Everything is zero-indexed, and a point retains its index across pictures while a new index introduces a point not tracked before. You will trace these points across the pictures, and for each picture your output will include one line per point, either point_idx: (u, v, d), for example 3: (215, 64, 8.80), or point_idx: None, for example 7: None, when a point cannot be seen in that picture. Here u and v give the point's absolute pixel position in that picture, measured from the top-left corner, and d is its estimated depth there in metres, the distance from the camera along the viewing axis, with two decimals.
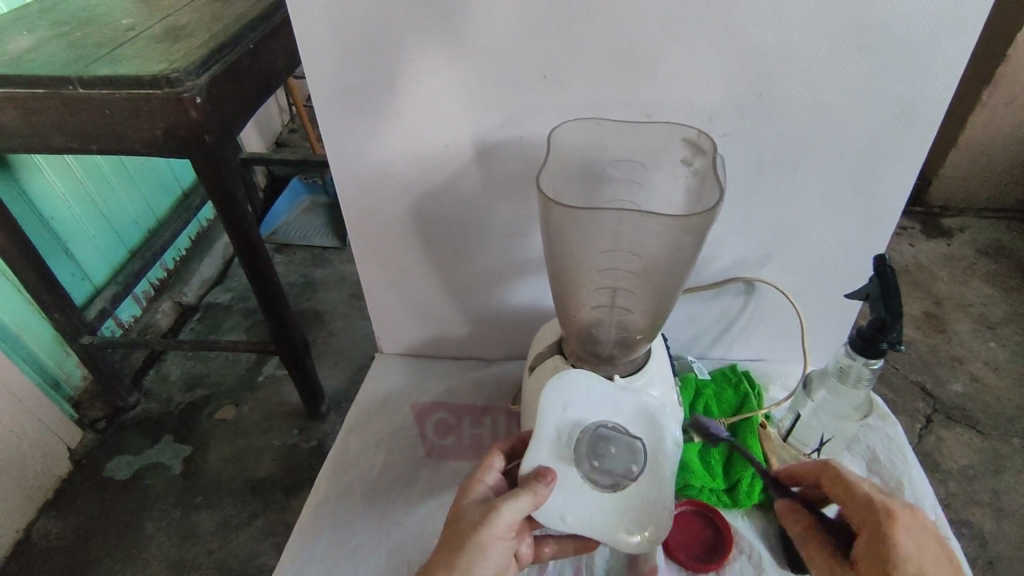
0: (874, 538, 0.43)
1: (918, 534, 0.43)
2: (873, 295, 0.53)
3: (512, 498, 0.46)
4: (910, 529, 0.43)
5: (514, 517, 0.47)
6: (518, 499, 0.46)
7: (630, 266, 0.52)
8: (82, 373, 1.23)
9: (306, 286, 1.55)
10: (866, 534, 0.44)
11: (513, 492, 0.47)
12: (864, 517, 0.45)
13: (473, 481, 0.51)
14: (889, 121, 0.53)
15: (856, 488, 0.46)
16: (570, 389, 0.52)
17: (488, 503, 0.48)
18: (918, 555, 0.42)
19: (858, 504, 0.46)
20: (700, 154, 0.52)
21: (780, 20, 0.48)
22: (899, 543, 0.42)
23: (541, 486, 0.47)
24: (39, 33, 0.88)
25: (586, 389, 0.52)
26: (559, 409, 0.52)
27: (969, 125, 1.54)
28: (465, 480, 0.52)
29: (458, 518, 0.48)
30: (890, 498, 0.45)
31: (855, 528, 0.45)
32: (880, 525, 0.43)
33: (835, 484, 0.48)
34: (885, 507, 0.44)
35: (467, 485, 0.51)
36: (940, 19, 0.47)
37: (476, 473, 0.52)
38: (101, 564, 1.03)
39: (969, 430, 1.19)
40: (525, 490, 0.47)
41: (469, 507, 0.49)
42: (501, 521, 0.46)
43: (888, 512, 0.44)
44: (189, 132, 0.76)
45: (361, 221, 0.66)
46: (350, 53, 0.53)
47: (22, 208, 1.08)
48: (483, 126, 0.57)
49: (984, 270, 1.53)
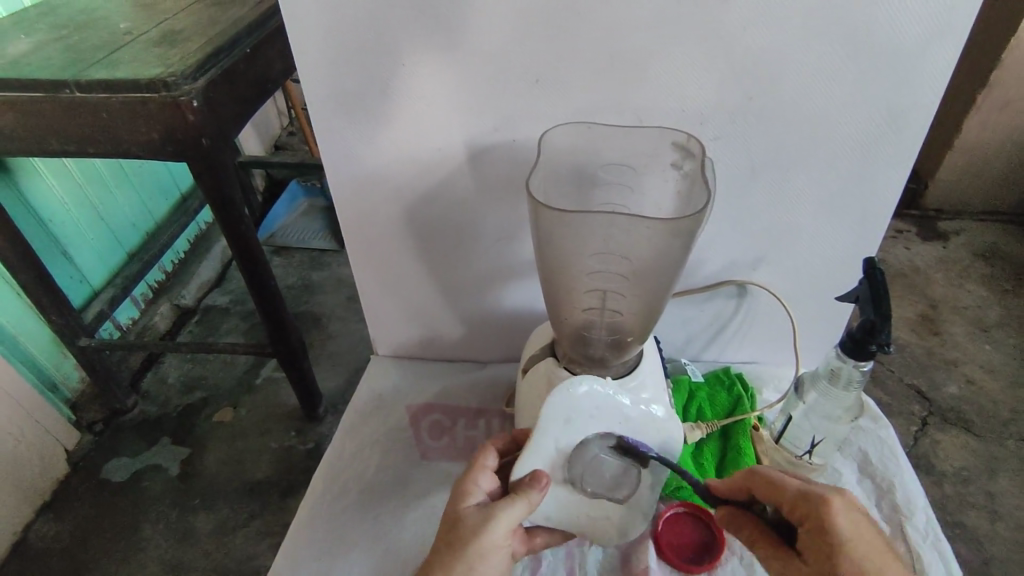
0: (817, 530, 0.45)
1: (853, 513, 0.45)
2: (862, 297, 0.53)
3: (510, 506, 0.48)
4: (844, 512, 0.45)
5: (511, 521, 0.49)
6: (515, 506, 0.48)
7: (622, 269, 0.53)
8: (80, 375, 1.23)
9: (304, 289, 1.55)
10: (810, 528, 0.46)
11: (509, 500, 0.49)
12: (802, 511, 0.47)
13: (468, 485, 0.52)
14: (878, 126, 0.54)
15: (784, 485, 0.48)
16: (572, 405, 0.51)
17: (485, 508, 0.49)
18: (857, 536, 0.44)
19: (792, 499, 0.47)
20: (689, 158, 0.53)
21: (770, 24, 0.49)
22: (838, 529, 0.44)
23: (535, 491, 0.49)
24: (38, 37, 0.89)
25: (592, 403, 0.51)
26: (561, 422, 0.51)
27: (964, 129, 1.55)
28: (459, 482, 0.52)
29: (454, 522, 0.49)
30: (816, 486, 0.47)
31: (795, 521, 0.47)
32: (818, 516, 0.45)
33: (763, 486, 0.50)
34: (817, 497, 0.46)
35: (458, 486, 0.52)
36: (927, 24, 0.48)
37: (465, 474, 0.53)
38: (97, 566, 1.03)
39: (965, 432, 1.20)
40: (520, 497, 0.49)
41: (466, 511, 0.50)
42: (500, 528, 0.48)
43: (820, 502, 0.45)
44: (185, 135, 0.77)
45: (355, 225, 0.67)
46: (343, 58, 0.54)
47: (20, 211, 1.09)
48: (476, 130, 0.57)
49: (980, 273, 1.53)
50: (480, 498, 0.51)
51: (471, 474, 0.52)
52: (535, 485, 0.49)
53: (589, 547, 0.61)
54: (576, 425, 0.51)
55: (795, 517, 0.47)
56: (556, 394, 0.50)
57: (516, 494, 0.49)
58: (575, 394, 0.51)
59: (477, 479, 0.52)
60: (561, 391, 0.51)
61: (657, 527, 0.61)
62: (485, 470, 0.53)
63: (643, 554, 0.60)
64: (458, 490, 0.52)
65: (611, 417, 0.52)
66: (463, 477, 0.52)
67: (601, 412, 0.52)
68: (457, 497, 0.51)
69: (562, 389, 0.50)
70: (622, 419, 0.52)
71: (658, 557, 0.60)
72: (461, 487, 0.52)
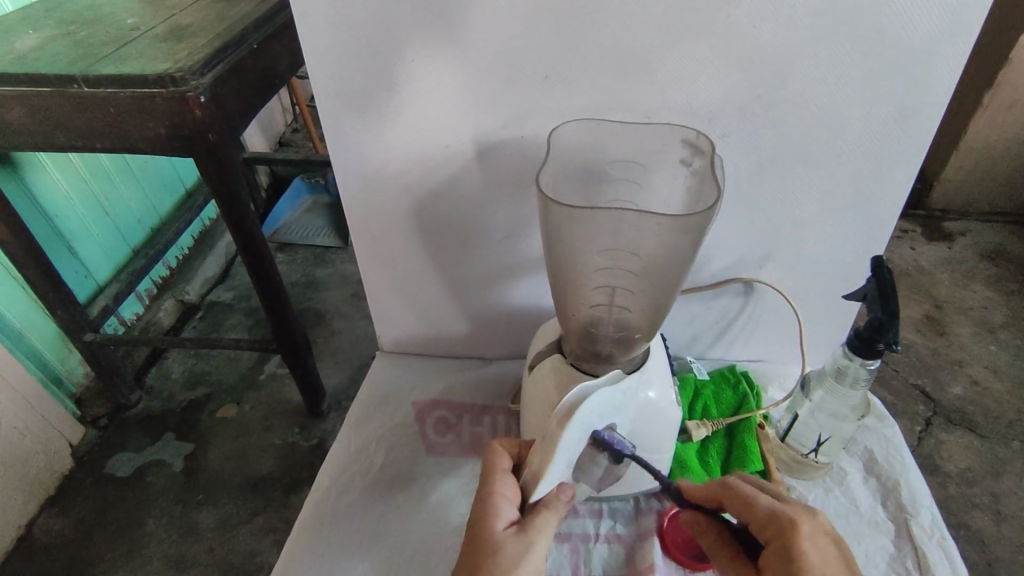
0: (782, 551, 0.46)
1: (821, 540, 0.46)
2: (871, 296, 0.53)
3: (546, 524, 0.50)
4: (812, 538, 0.46)
5: (546, 541, 0.50)
6: (549, 524, 0.50)
7: (630, 267, 0.53)
8: (84, 370, 1.24)
9: (308, 286, 1.56)
10: (775, 548, 0.47)
11: (545, 515, 0.50)
12: (769, 532, 0.47)
13: (497, 499, 0.51)
14: (888, 124, 0.54)
15: (756, 503, 0.49)
16: (584, 422, 0.50)
17: (519, 528, 0.50)
18: (822, 561, 0.45)
19: (762, 518, 0.48)
20: (698, 155, 0.53)
21: (781, 21, 0.49)
22: (804, 554, 0.45)
23: (563, 502, 0.52)
24: (46, 32, 0.89)
25: (595, 416, 0.51)
26: (572, 446, 0.50)
27: (971, 129, 1.55)
28: (485, 495, 0.51)
29: (492, 542, 0.49)
30: (789, 510, 0.48)
31: (762, 539, 0.48)
32: (787, 538, 0.46)
33: (734, 500, 0.50)
34: (788, 520, 0.47)
35: (483, 499, 0.51)
36: (938, 22, 0.48)
37: (489, 487, 0.52)
38: (101, 560, 1.03)
39: (969, 433, 1.19)
40: (553, 514, 0.51)
41: (502, 532, 0.49)
42: (538, 550, 0.49)
43: (792, 525, 0.46)
44: (192, 131, 0.77)
45: (362, 220, 0.67)
46: (352, 54, 0.54)
47: (26, 207, 1.09)
48: (484, 127, 0.57)
49: (985, 274, 1.53)
50: (509, 510, 0.51)
51: (495, 486, 0.52)
52: (563, 497, 0.52)
53: (594, 544, 0.61)
54: (584, 436, 0.51)
55: (761, 534, 0.48)
56: (570, 422, 0.48)
57: (546, 511, 0.51)
58: (582, 412, 0.49)
59: (502, 488, 0.52)
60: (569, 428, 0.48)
61: (663, 523, 0.62)
62: (507, 477, 0.53)
63: (648, 551, 0.60)
64: (484, 504, 0.51)
65: (609, 413, 0.52)
66: (486, 489, 0.52)
67: (603, 413, 0.51)
68: (486, 514, 0.50)
69: (574, 415, 0.48)
70: (618, 410, 0.53)
71: (664, 554, 0.60)
72: (490, 501, 0.51)
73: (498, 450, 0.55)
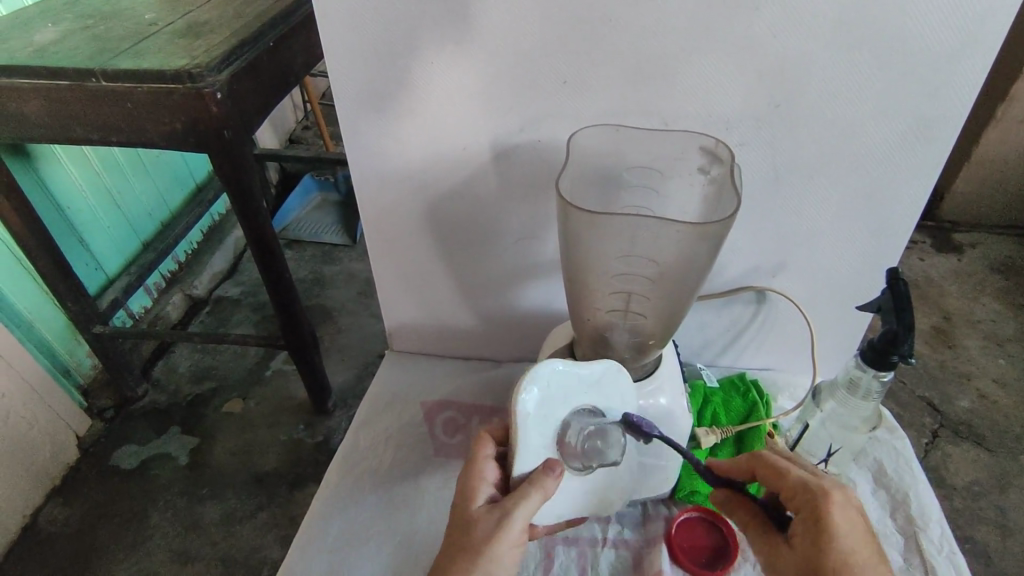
0: (811, 517, 0.47)
1: (850, 510, 0.47)
2: (885, 308, 0.53)
3: (525, 498, 0.49)
4: (842, 507, 0.46)
5: (526, 514, 0.49)
6: (529, 497, 0.49)
7: (647, 273, 0.52)
8: (93, 362, 1.24)
9: (315, 283, 1.56)
10: (804, 515, 0.47)
11: (525, 492, 0.49)
12: (799, 500, 0.48)
13: (477, 482, 0.52)
14: (908, 136, 0.54)
15: (788, 473, 0.49)
16: (542, 399, 0.50)
17: (497, 508, 0.49)
18: (850, 528, 0.46)
19: (791, 486, 0.49)
20: (717, 163, 0.53)
21: (802, 31, 0.49)
22: (833, 519, 0.45)
23: (551, 480, 0.50)
24: (63, 26, 0.89)
25: (561, 393, 0.50)
26: (542, 422, 0.50)
27: (983, 141, 1.54)
28: (466, 479, 0.52)
29: (467, 524, 0.49)
30: (820, 479, 0.48)
31: (792, 507, 0.49)
32: (815, 504, 0.47)
33: (767, 471, 0.51)
34: (817, 488, 0.47)
35: (464, 482, 0.52)
36: (957, 37, 0.48)
37: (468, 471, 0.53)
38: (104, 551, 1.04)
39: (976, 446, 1.19)
40: (534, 486, 0.49)
41: (476, 513, 0.49)
42: (515, 525, 0.48)
43: (822, 492, 0.47)
44: (208, 126, 0.77)
45: (377, 220, 0.67)
46: (372, 57, 0.54)
47: (39, 199, 1.10)
48: (502, 131, 0.58)
49: (995, 287, 1.52)
50: (489, 490, 0.52)
51: (474, 469, 0.52)
52: (550, 474, 0.50)
53: (601, 549, 0.61)
54: (547, 412, 0.50)
55: (791, 504, 0.48)
56: (520, 395, 0.49)
57: (529, 486, 0.49)
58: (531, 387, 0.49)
59: (484, 472, 0.52)
60: (523, 399, 0.49)
61: (671, 529, 0.61)
62: (489, 461, 0.53)
63: (655, 557, 0.60)
64: (465, 488, 0.52)
65: (576, 391, 0.51)
66: (468, 473, 0.52)
67: (569, 392, 0.50)
68: (466, 497, 0.51)
69: (522, 385, 0.49)
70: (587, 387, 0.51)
71: (671, 562, 0.59)
72: (468, 484, 0.52)
73: (486, 434, 0.55)
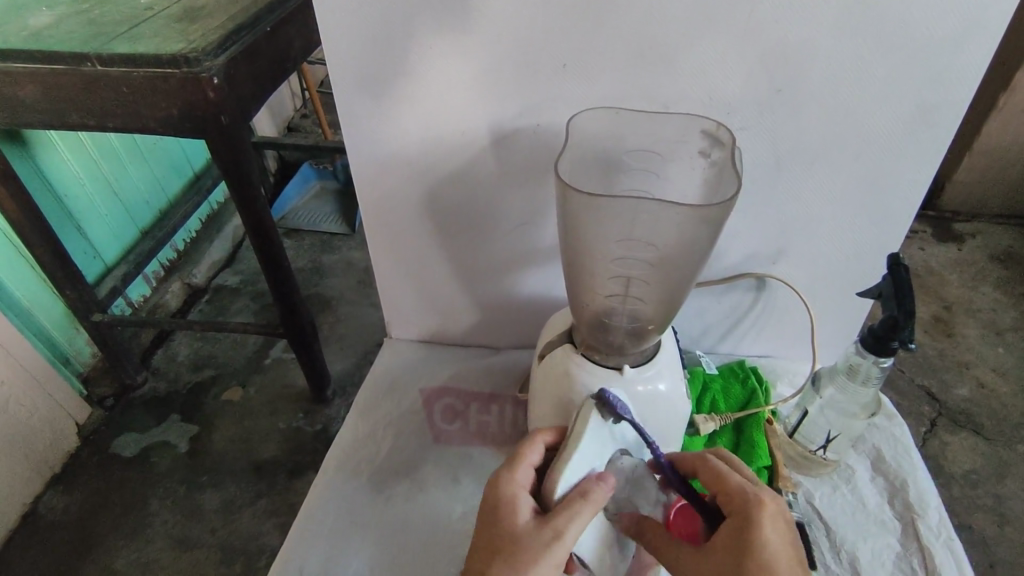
0: (741, 522, 0.44)
1: (782, 524, 0.44)
2: (885, 294, 0.53)
3: (576, 512, 0.45)
4: (774, 519, 0.44)
5: (576, 533, 0.45)
6: (582, 511, 0.45)
7: (647, 257, 0.52)
8: (92, 350, 1.24)
9: (314, 272, 1.56)
10: (734, 520, 0.45)
11: (576, 506, 0.45)
12: (734, 505, 0.45)
13: (518, 489, 0.48)
14: (911, 121, 0.53)
15: (728, 478, 0.47)
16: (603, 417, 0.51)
17: (543, 521, 0.45)
18: (780, 543, 0.43)
19: (730, 491, 0.46)
20: (718, 147, 0.53)
21: (803, 14, 0.48)
22: (762, 529, 0.43)
23: (602, 494, 0.46)
24: (59, 10, 0.88)
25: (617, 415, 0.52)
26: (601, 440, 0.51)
27: (985, 130, 1.53)
28: (505, 483, 0.48)
29: (510, 536, 0.44)
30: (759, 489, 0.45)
31: (726, 513, 0.46)
32: (750, 513, 0.44)
33: (708, 472, 0.49)
34: (754, 497, 0.45)
35: (502, 487, 0.48)
36: (961, 21, 0.47)
37: (509, 475, 0.49)
38: (105, 538, 1.04)
39: (974, 435, 1.19)
40: (589, 501, 0.45)
41: (519, 524, 0.45)
42: (564, 543, 0.44)
43: (756, 501, 0.44)
44: (205, 112, 0.76)
45: (375, 206, 0.67)
46: (369, 40, 0.54)
47: (36, 187, 1.09)
48: (500, 115, 0.57)
49: (995, 276, 1.52)
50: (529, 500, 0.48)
51: (514, 474, 0.49)
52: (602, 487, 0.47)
53: None
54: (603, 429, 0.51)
55: (726, 508, 0.46)
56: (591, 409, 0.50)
57: (580, 500, 0.46)
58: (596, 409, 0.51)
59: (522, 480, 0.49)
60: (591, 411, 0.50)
61: None
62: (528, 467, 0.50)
63: None
64: (505, 495, 0.47)
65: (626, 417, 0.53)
66: (508, 478, 0.49)
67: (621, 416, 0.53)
68: (506, 506, 0.46)
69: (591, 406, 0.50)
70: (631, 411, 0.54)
71: None
72: (509, 490, 0.47)
73: (535, 437, 0.52)
